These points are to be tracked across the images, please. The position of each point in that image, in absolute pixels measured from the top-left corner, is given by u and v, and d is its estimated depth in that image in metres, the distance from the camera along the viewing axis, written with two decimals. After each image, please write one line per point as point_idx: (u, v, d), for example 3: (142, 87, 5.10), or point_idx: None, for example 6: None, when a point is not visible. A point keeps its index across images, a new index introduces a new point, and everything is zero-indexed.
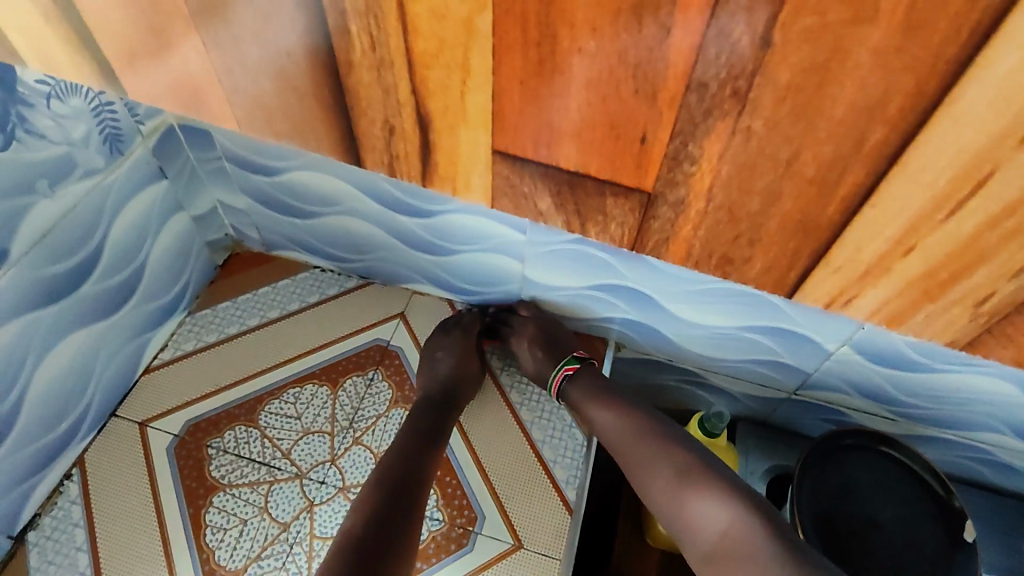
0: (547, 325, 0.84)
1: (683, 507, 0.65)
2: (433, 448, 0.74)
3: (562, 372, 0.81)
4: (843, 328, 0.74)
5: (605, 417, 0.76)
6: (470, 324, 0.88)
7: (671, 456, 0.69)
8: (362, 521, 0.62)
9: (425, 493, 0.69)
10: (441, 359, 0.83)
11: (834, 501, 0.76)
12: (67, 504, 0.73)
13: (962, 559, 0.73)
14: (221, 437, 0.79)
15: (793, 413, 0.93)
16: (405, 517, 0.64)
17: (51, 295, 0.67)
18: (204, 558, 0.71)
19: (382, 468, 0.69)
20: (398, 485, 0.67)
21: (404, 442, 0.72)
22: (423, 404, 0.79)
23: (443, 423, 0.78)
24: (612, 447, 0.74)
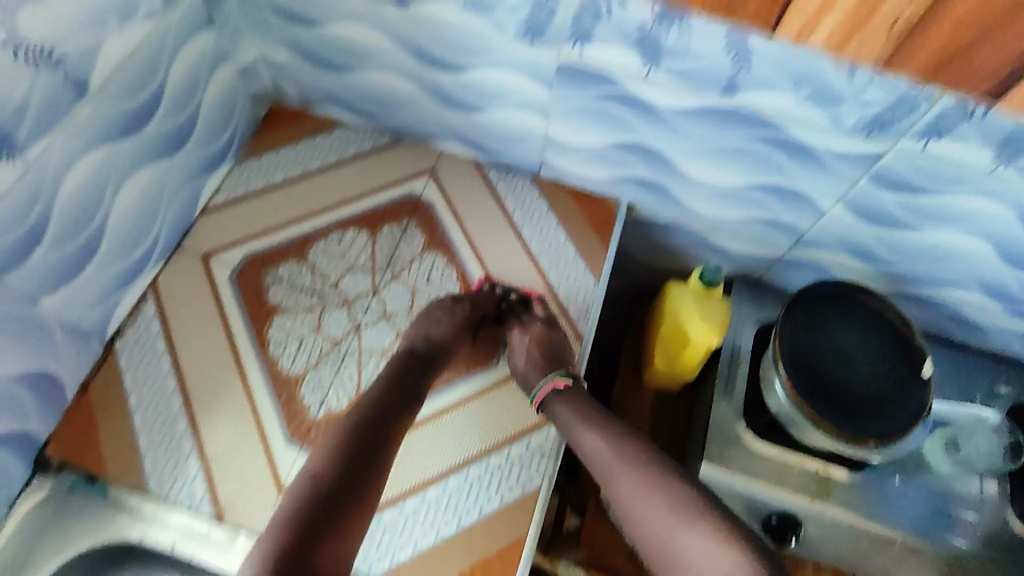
0: (554, 330, 0.85)
1: (670, 539, 0.66)
2: (408, 405, 0.77)
3: (552, 383, 0.80)
4: (836, 185, 0.83)
5: (592, 439, 0.75)
6: (482, 300, 0.87)
7: (659, 487, 0.69)
8: (320, 476, 0.67)
9: (389, 452, 0.73)
10: (439, 322, 0.83)
11: (814, 340, 0.88)
12: (146, 319, 0.84)
13: (917, 388, 0.85)
14: (276, 269, 0.89)
15: (784, 271, 1.04)
16: (362, 480, 0.69)
17: (124, 130, 0.74)
18: (270, 365, 0.83)
19: (350, 424, 0.73)
20: (361, 447, 0.71)
21: (377, 397, 0.76)
22: (405, 357, 0.81)
23: (422, 375, 0.80)
24: (597, 472, 0.74)
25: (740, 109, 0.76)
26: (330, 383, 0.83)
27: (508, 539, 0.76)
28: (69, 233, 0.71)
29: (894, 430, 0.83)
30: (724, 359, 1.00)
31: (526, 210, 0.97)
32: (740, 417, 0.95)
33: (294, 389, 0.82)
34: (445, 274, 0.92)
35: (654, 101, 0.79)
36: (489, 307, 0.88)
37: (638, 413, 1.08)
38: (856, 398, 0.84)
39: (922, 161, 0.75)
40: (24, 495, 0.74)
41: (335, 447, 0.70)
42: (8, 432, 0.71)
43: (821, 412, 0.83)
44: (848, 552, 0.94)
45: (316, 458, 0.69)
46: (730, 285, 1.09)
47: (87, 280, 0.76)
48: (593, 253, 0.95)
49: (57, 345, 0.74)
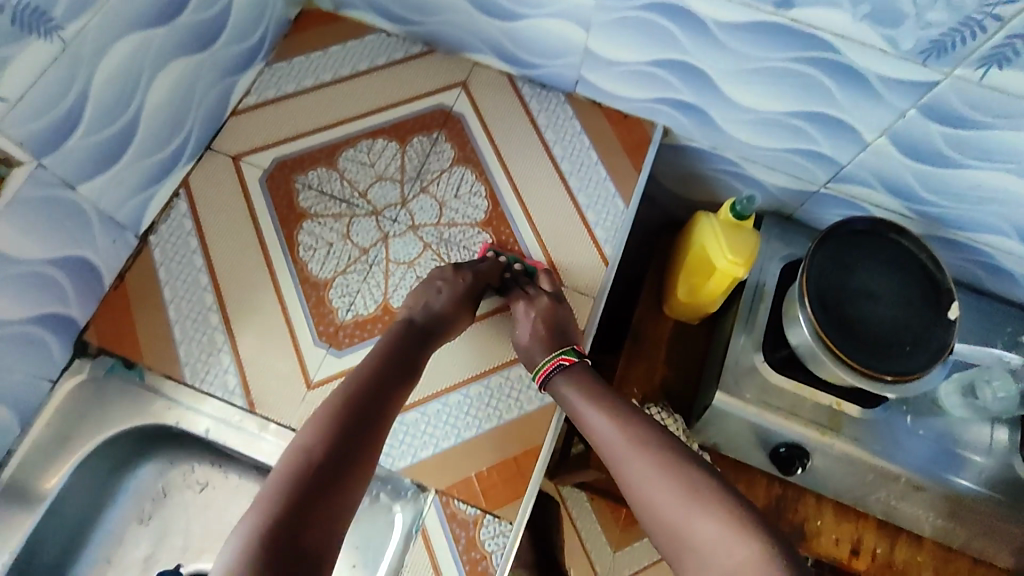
0: (560, 306, 0.81)
1: (682, 522, 0.62)
2: (404, 378, 0.73)
3: (557, 360, 0.77)
4: (883, 115, 0.80)
5: (599, 420, 0.71)
6: (486, 271, 0.83)
7: (670, 469, 0.64)
8: (312, 445, 0.61)
9: (384, 428, 0.68)
10: (440, 291, 0.80)
11: (841, 277, 0.87)
12: (178, 216, 0.86)
13: (940, 330, 0.85)
14: (305, 174, 0.89)
15: (818, 206, 1.02)
16: (357, 453, 0.63)
17: (157, 16, 0.73)
18: (299, 268, 0.84)
19: (343, 394, 0.67)
20: (356, 418, 0.65)
21: (372, 370, 0.71)
22: (404, 328, 0.77)
23: (421, 350, 0.76)
24: (605, 455, 0.69)
25: (792, 25, 0.73)
26: (357, 290, 0.84)
27: (525, 445, 0.78)
28: (103, 121, 0.70)
29: (912, 368, 0.83)
30: (747, 292, 1.01)
31: (558, 129, 0.95)
32: (758, 348, 0.95)
33: (322, 292, 0.83)
34: (473, 187, 0.91)
35: (701, 14, 0.76)
36: (494, 278, 0.84)
37: (656, 341, 1.10)
38: (877, 335, 0.84)
39: (981, 91, 0.71)
40: (66, 375, 0.78)
41: (327, 417, 0.64)
42: (50, 314, 0.73)
43: (843, 346, 0.83)
44: (853, 484, 0.97)
45: (306, 428, 0.63)
46: (760, 220, 1.08)
47: (122, 171, 0.76)
48: (624, 175, 0.93)
49: (94, 233, 0.76)
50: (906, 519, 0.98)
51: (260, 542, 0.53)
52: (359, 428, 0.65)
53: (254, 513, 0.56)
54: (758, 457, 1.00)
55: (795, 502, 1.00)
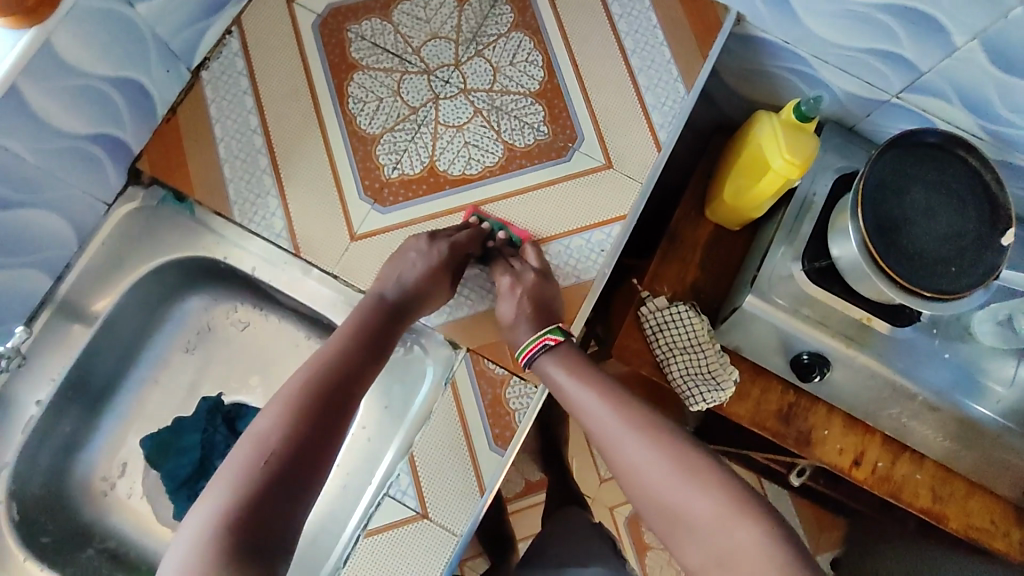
0: (546, 281, 0.77)
1: (678, 501, 0.58)
2: (379, 352, 0.67)
3: (542, 340, 0.73)
4: (982, 13, 0.73)
5: (589, 398, 0.67)
6: (467, 241, 0.78)
7: (663, 448, 0.61)
8: (269, 436, 0.55)
9: (355, 405, 0.62)
10: (416, 263, 0.75)
11: (898, 194, 0.84)
12: (230, 55, 0.84)
13: (990, 254, 0.83)
14: (359, 25, 0.86)
15: (884, 119, 0.98)
16: (328, 435, 0.58)
17: None
18: (348, 120, 0.84)
19: (306, 376, 0.61)
20: (328, 396, 0.60)
21: (345, 343, 0.65)
22: (376, 305, 0.71)
23: (393, 327, 0.71)
24: (595, 436, 0.66)
25: None
26: (404, 149, 0.83)
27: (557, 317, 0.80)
28: None
29: (956, 287, 0.81)
30: (794, 204, 0.98)
31: (626, 5, 0.90)
32: (796, 258, 0.94)
33: (370, 148, 0.83)
34: (530, 56, 0.87)
35: None
36: (474, 248, 0.79)
37: (692, 243, 1.09)
38: (925, 253, 0.83)
39: None
40: (120, 201, 0.80)
41: (288, 403, 0.58)
42: (105, 135, 0.74)
43: (889, 259, 0.81)
44: (867, 399, 0.99)
45: (262, 416, 0.57)
46: (821, 128, 1.04)
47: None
48: (687, 60, 0.88)
49: (149, 59, 0.75)
50: (914, 439, 1.00)
51: (222, 540, 0.49)
52: (330, 409, 0.59)
53: (206, 514, 0.51)
54: (778, 364, 1.01)
55: (807, 411, 1.03)
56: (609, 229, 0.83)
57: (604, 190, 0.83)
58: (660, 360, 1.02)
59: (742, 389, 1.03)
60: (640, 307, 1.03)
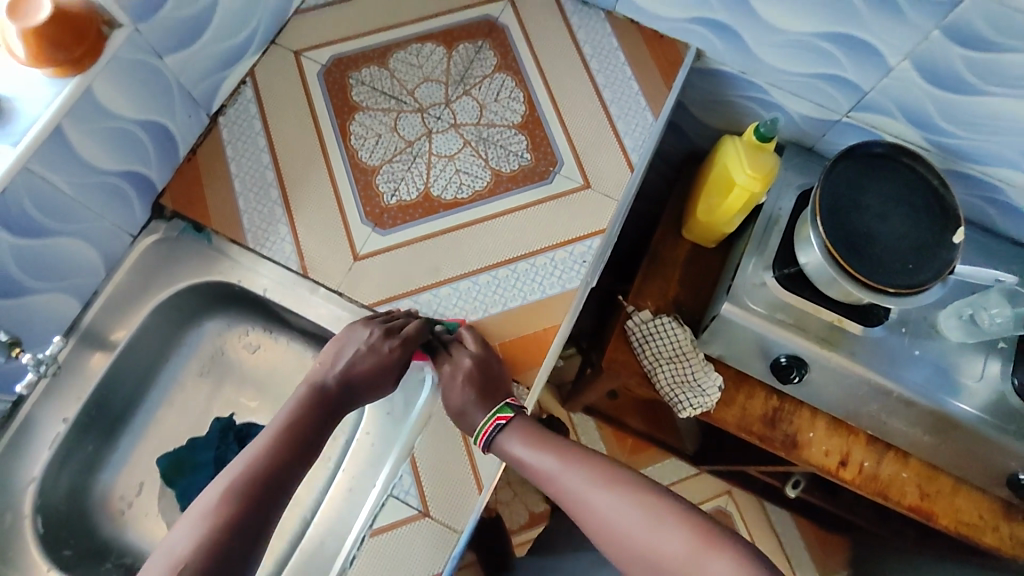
0: (485, 366, 0.80)
1: (651, 543, 0.62)
2: (307, 455, 0.70)
3: (495, 420, 0.77)
4: (908, 35, 0.83)
5: (550, 464, 0.72)
6: (415, 334, 0.82)
7: (626, 496, 0.65)
8: (186, 552, 0.57)
9: (279, 510, 0.65)
10: (361, 357, 0.79)
11: (852, 207, 0.92)
12: (244, 101, 0.94)
13: (944, 250, 0.90)
14: (359, 72, 0.97)
15: (840, 137, 1.07)
16: (244, 545, 0.60)
17: None
18: (351, 154, 0.92)
19: (229, 485, 0.64)
20: (250, 506, 0.62)
21: (272, 447, 0.68)
22: (314, 397, 0.75)
23: (330, 419, 0.75)
24: (561, 499, 0.70)
25: None
26: (401, 177, 0.92)
27: (546, 322, 0.87)
28: (186, 1, 0.78)
29: (915, 283, 0.88)
30: (761, 219, 1.06)
31: (596, 46, 1.00)
32: (768, 267, 1.01)
33: (370, 177, 0.91)
34: (513, 93, 0.97)
35: None
36: (421, 341, 0.83)
37: (671, 262, 1.16)
38: (884, 253, 0.89)
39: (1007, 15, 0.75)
40: (144, 233, 0.89)
41: (209, 515, 0.60)
42: (133, 172, 0.83)
43: (851, 261, 0.88)
44: (846, 398, 1.03)
45: (179, 532, 0.59)
46: (783, 150, 1.13)
47: (199, 50, 0.84)
48: (654, 91, 0.98)
49: (174, 104, 0.85)
50: (896, 437, 1.04)
51: None
52: (249, 520, 0.62)
53: None
54: (759, 368, 1.06)
55: (791, 415, 1.07)
56: (590, 242, 0.90)
57: (584, 207, 0.91)
58: (647, 370, 1.07)
59: (728, 396, 1.08)
60: (627, 321, 1.09)
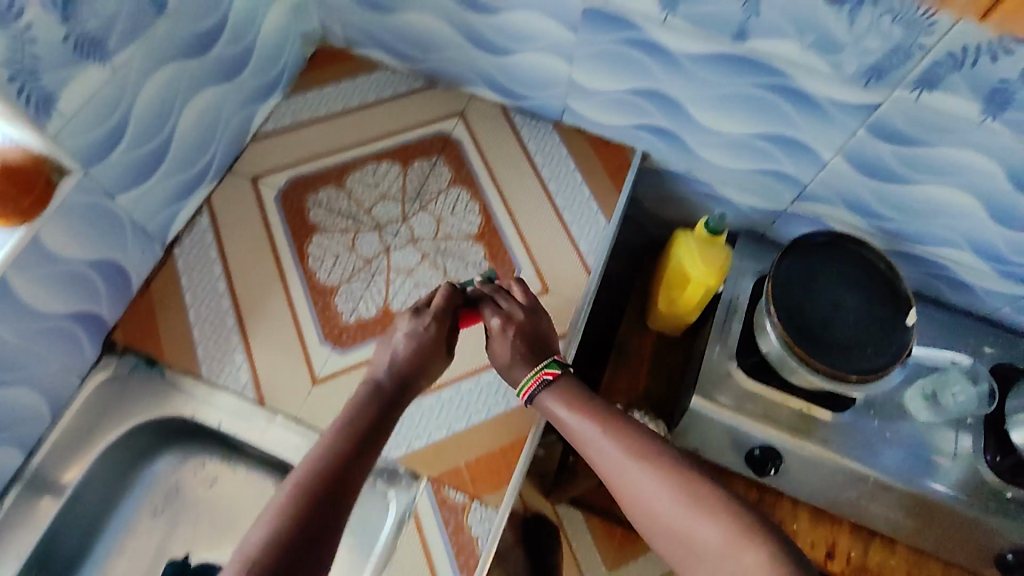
0: (534, 320, 0.81)
1: (692, 532, 0.64)
2: (372, 446, 0.70)
3: (542, 375, 0.78)
4: (837, 135, 0.86)
5: (590, 430, 0.72)
6: (453, 299, 0.82)
7: (671, 484, 0.67)
8: (255, 548, 0.57)
9: (348, 503, 0.64)
10: (402, 338, 0.79)
11: (806, 294, 0.93)
12: (200, 230, 0.95)
13: (899, 332, 0.91)
14: (316, 194, 0.98)
15: (789, 224, 1.09)
16: (315, 541, 0.60)
17: (194, 50, 0.82)
18: (309, 276, 0.92)
19: (295, 480, 0.63)
20: (319, 501, 0.62)
21: (337, 440, 0.68)
22: (372, 391, 0.75)
23: (392, 412, 0.75)
24: (601, 470, 0.71)
25: (750, 57, 0.81)
26: (361, 296, 0.92)
27: (510, 436, 0.84)
28: (142, 142, 0.80)
29: (875, 368, 0.88)
30: (722, 306, 1.06)
31: (546, 154, 1.04)
32: (732, 356, 1.01)
33: (329, 298, 0.91)
34: (468, 205, 1.00)
35: (670, 45, 0.84)
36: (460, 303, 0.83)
37: (639, 354, 1.16)
38: (841, 339, 0.90)
39: (926, 114, 0.78)
40: (94, 371, 0.86)
41: (277, 512, 0.60)
42: (84, 312, 0.82)
43: (808, 351, 0.89)
44: (825, 486, 1.01)
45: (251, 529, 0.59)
46: (735, 238, 1.15)
47: (153, 186, 0.85)
48: (604, 195, 1.02)
49: (127, 241, 0.84)
50: (880, 523, 1.02)
51: None
52: (318, 513, 0.61)
53: None
54: (734, 461, 1.05)
55: (773, 507, 1.05)
56: None
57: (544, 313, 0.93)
58: None
59: None
60: None
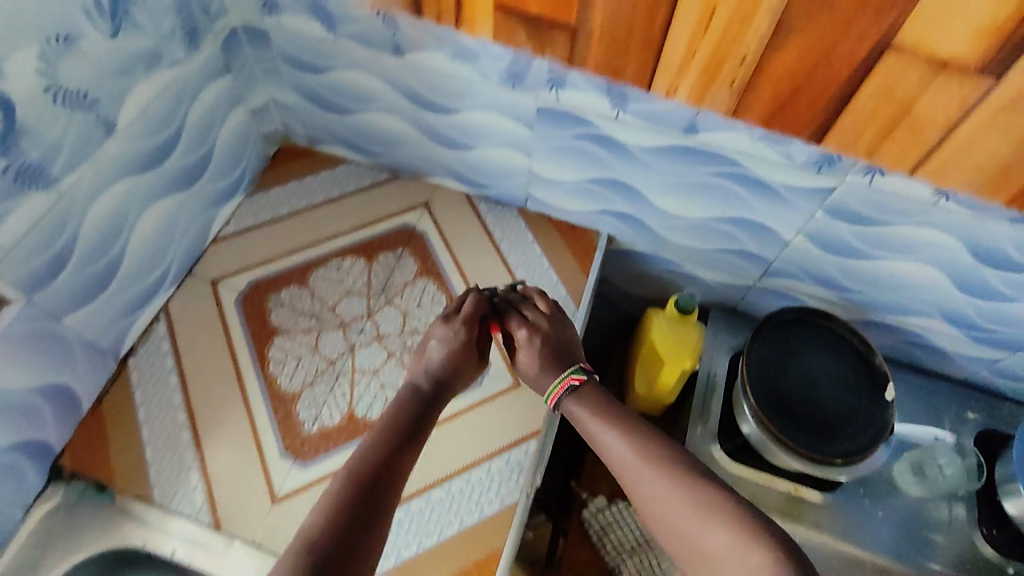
0: (559, 328, 0.84)
1: (707, 542, 0.61)
2: (415, 440, 0.73)
3: (568, 380, 0.78)
4: (796, 217, 0.87)
5: (609, 438, 0.72)
6: (481, 307, 0.86)
7: (688, 490, 0.65)
8: (310, 529, 0.59)
9: (398, 492, 0.67)
10: (435, 346, 0.82)
11: (780, 373, 0.91)
12: (157, 338, 0.92)
13: (880, 410, 0.89)
14: (278, 293, 0.96)
15: (760, 298, 1.07)
16: (371, 521, 0.62)
17: (147, 164, 0.82)
18: (269, 382, 0.89)
19: (345, 470, 0.66)
20: (369, 487, 0.65)
21: (382, 435, 0.71)
22: (412, 393, 0.78)
23: (430, 411, 0.78)
24: (618, 473, 0.71)
25: (703, 148, 0.82)
26: (324, 400, 0.88)
27: (487, 552, 0.80)
28: (91, 260, 0.78)
29: (857, 450, 0.86)
30: (699, 385, 1.04)
31: (513, 241, 1.04)
32: (714, 438, 0.98)
33: (290, 406, 0.87)
34: (435, 297, 0.98)
35: (623, 139, 0.85)
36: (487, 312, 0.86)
37: None
38: (820, 421, 0.88)
39: (881, 197, 0.79)
40: (38, 502, 0.80)
41: (330, 497, 0.63)
42: (28, 440, 0.77)
43: (788, 434, 0.87)
44: None
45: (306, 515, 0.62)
46: (707, 313, 1.13)
47: (105, 301, 0.83)
48: (573, 280, 1.01)
49: (76, 360, 0.81)
50: None
51: None
52: (370, 495, 0.64)
53: None
54: None
55: None
56: (526, 447, 0.87)
57: (515, 409, 0.90)
58: (612, 565, 0.99)
59: None
60: (582, 511, 1.03)
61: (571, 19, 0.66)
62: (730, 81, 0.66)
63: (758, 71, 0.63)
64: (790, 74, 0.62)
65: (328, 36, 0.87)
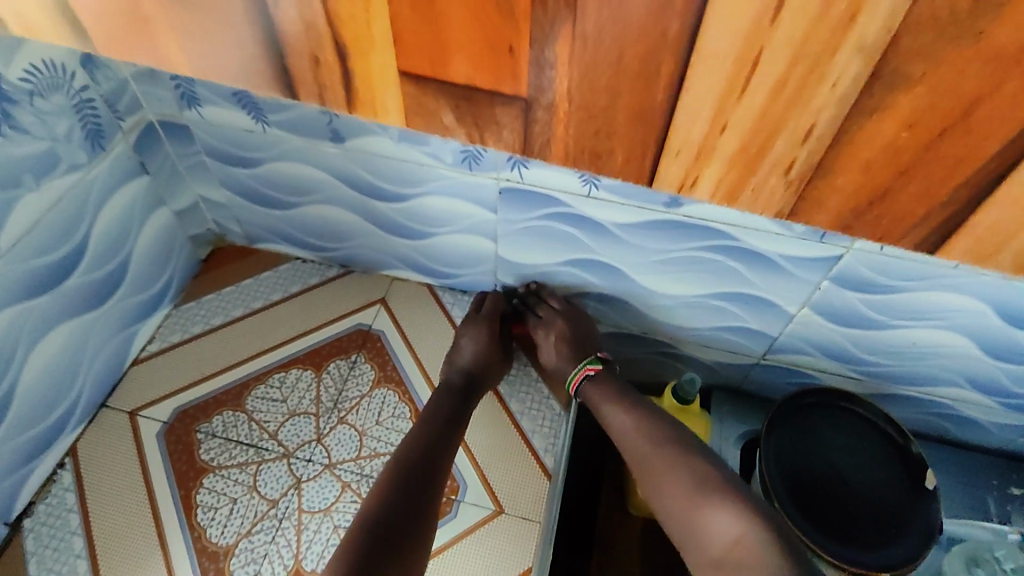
0: (574, 319, 0.83)
1: (698, 514, 0.60)
2: (454, 434, 0.75)
3: (583, 371, 0.79)
4: (800, 289, 0.77)
5: (622, 420, 0.72)
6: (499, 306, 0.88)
7: (689, 467, 0.64)
8: (365, 513, 0.61)
9: (442, 479, 0.69)
10: (463, 346, 0.83)
11: (803, 463, 0.79)
12: (61, 491, 0.76)
13: (922, 506, 0.76)
14: (209, 421, 0.82)
15: (764, 377, 0.96)
16: (421, 504, 0.65)
17: (40, 286, 0.69)
18: (196, 536, 0.74)
19: (393, 462, 0.68)
20: (417, 475, 0.67)
21: (425, 428, 0.73)
22: (447, 390, 0.80)
23: (467, 406, 0.79)
24: (626, 450, 0.71)
25: (688, 221, 0.72)
26: (264, 553, 0.73)
27: None
28: None
29: (904, 556, 0.72)
30: None
31: None
32: None
33: (222, 564, 0.73)
34: (396, 409, 0.84)
35: (598, 217, 0.75)
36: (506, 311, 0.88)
37: None
38: (856, 520, 0.75)
39: (897, 262, 0.69)
40: None
41: (379, 485, 0.65)
42: None
43: (825, 542, 0.73)
44: None
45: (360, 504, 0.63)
46: (707, 396, 1.00)
47: None
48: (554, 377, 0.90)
49: None
50: None
51: None
52: (419, 482, 0.66)
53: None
54: None
55: None
56: None
57: (501, 543, 0.77)
58: None
59: None
60: None
61: (522, 92, 0.33)
62: (785, 165, 0.33)
63: (833, 149, 0.31)
64: (911, 140, 0.30)
65: (256, 126, 0.77)
